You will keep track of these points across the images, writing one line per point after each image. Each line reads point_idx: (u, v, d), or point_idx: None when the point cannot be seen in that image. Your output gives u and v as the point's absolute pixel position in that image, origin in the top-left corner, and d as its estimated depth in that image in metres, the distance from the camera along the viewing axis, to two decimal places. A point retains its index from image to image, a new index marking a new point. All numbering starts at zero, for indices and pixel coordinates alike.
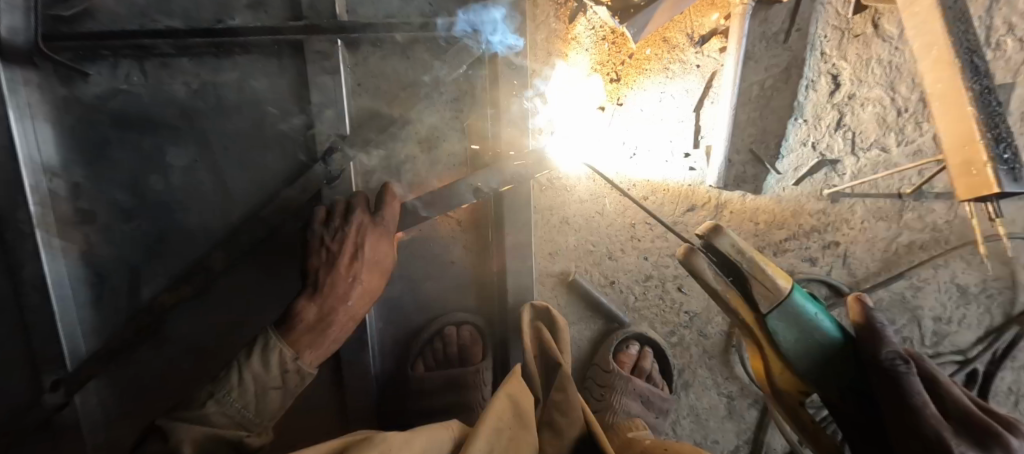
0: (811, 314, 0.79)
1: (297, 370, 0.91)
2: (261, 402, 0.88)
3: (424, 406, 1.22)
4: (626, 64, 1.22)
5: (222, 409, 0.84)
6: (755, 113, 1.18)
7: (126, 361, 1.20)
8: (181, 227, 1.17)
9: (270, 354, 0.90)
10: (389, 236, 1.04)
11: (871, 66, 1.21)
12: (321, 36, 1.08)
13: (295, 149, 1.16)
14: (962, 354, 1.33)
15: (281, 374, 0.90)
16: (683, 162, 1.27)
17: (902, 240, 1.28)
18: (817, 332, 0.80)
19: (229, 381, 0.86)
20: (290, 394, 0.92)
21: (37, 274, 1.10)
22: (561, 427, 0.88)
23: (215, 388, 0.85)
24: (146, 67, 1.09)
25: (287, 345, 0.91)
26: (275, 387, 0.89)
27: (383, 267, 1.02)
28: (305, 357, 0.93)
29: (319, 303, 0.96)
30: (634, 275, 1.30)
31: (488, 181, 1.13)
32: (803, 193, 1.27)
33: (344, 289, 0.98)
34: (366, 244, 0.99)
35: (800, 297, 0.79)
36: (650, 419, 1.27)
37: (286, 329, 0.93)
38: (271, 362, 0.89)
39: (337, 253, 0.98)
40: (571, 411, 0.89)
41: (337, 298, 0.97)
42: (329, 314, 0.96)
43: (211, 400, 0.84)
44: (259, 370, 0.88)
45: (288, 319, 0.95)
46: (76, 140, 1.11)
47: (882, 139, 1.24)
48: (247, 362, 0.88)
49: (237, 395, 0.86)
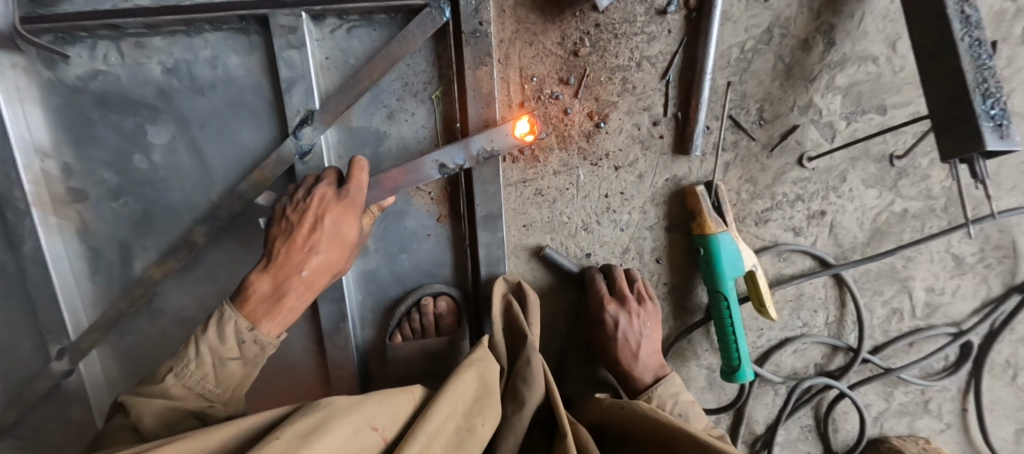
0: (709, 253, 1.16)
1: (255, 341, 0.93)
2: (219, 373, 0.91)
3: (400, 373, 1.27)
4: (606, 12, 1.12)
5: (181, 381, 0.89)
6: (734, 78, 1.16)
7: (125, 330, 1.31)
8: (164, 203, 1.24)
9: (184, 373, 0.89)
10: (357, 210, 0.99)
11: (863, 21, 1.12)
12: (287, 10, 1.06)
13: (268, 126, 1.19)
14: (956, 326, 1.29)
15: (238, 345, 0.92)
16: (652, 130, 1.20)
17: (894, 208, 1.23)
18: (705, 258, 1.18)
19: (187, 354, 0.91)
20: (250, 364, 0.94)
21: (38, 250, 1.22)
22: (525, 396, 0.96)
23: (174, 362, 0.91)
24: (122, 47, 1.13)
25: (242, 316, 0.92)
26: (232, 358, 0.92)
27: (343, 239, 0.97)
28: (263, 327, 0.93)
29: (273, 274, 0.94)
30: (610, 248, 1.28)
31: (454, 157, 1.08)
32: (787, 161, 1.21)
33: (298, 260, 0.94)
34: (327, 218, 0.94)
35: (715, 245, 1.15)
36: (625, 388, 1.28)
37: (239, 301, 0.93)
38: (203, 353, 0.90)
39: (296, 225, 0.95)
40: (533, 379, 0.98)
41: (290, 267, 0.94)
42: (284, 282, 0.93)
43: (171, 373, 0.90)
44: (215, 342, 0.91)
45: (242, 292, 0.94)
46: (62, 121, 1.18)
47: (875, 101, 1.18)
48: (178, 368, 0.90)
49: (194, 367, 0.90)
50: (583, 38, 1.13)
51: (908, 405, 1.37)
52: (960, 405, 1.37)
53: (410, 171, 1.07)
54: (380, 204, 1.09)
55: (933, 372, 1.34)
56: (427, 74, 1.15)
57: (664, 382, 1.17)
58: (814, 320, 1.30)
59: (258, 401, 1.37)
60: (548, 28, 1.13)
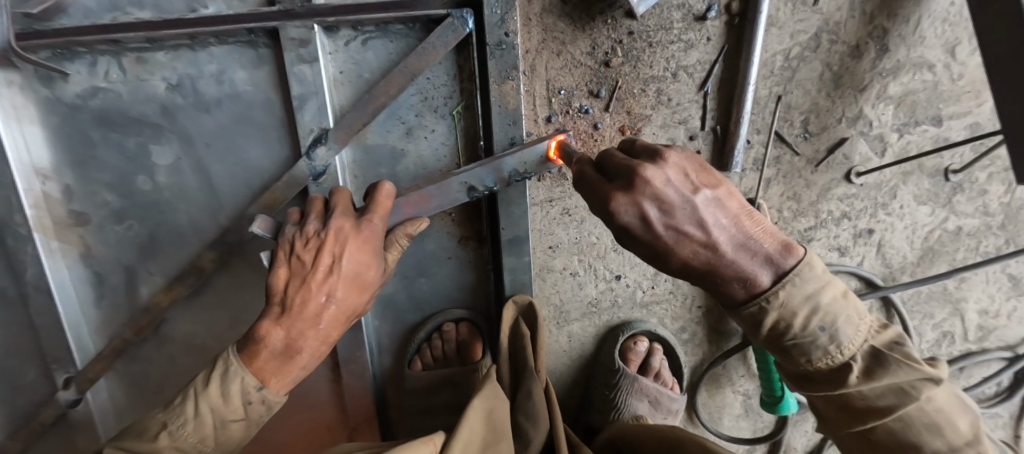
0: None
1: (261, 402, 0.81)
2: (220, 434, 0.79)
3: (422, 403, 1.22)
4: (641, 19, 1.03)
5: (176, 442, 0.76)
6: (778, 88, 1.07)
7: (131, 358, 1.25)
8: (171, 226, 1.17)
9: (181, 431, 0.77)
10: (377, 245, 0.90)
11: (921, 25, 1.03)
12: (297, 22, 0.99)
13: (280, 144, 1.12)
14: (1010, 350, 1.23)
15: (243, 405, 0.80)
16: (687, 145, 1.12)
17: (947, 226, 1.16)
18: None
19: (185, 411, 0.78)
20: (254, 425, 0.83)
21: (39, 277, 1.15)
22: (528, 435, 0.88)
23: (169, 419, 0.78)
24: (123, 62, 1.06)
25: (250, 373, 0.80)
26: (235, 419, 0.80)
27: (364, 280, 0.88)
28: (272, 386, 0.82)
29: (287, 327, 0.82)
30: (641, 269, 1.20)
31: (483, 179, 1.01)
32: (834, 176, 1.13)
33: (315, 310, 0.83)
34: (347, 257, 0.86)
35: None
36: (657, 419, 1.23)
37: (246, 355, 0.81)
38: (204, 413, 0.78)
39: (311, 268, 0.84)
40: (535, 414, 0.91)
41: (306, 319, 0.83)
42: (298, 339, 0.82)
43: (164, 432, 0.77)
44: (217, 402, 0.79)
45: (251, 344, 0.82)
46: (62, 141, 1.11)
47: (932, 111, 1.09)
48: (174, 427, 0.77)
49: (193, 427, 0.77)
50: (615, 47, 1.05)
51: None
52: (1011, 431, 1.30)
53: (434, 196, 1.00)
54: (410, 230, 0.98)
55: (984, 398, 1.27)
56: (447, 88, 1.07)
57: (790, 279, 0.63)
58: None
59: (273, 430, 1.31)
60: (578, 36, 1.04)
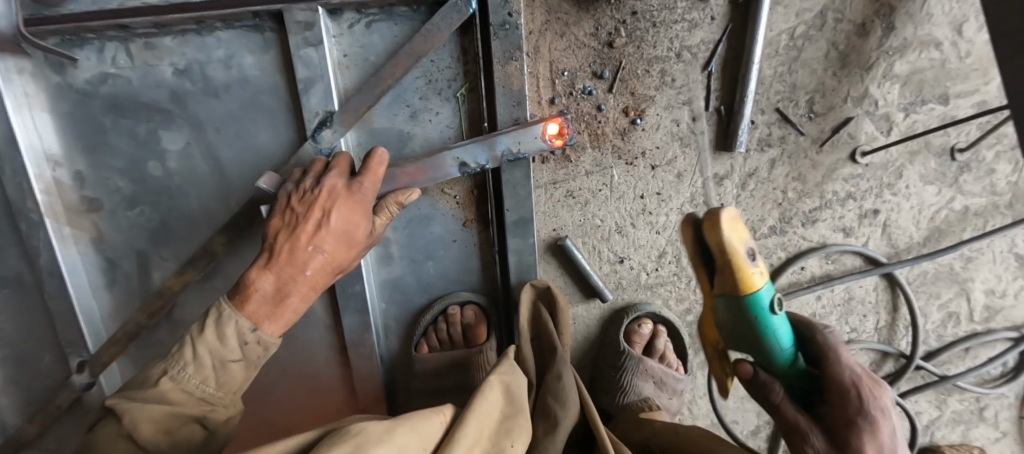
0: None
1: (257, 342, 0.82)
2: (220, 376, 0.81)
3: (427, 386, 1.23)
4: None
5: (179, 385, 0.78)
6: (783, 68, 1.07)
7: (144, 342, 1.27)
8: (180, 212, 1.19)
9: (182, 375, 0.78)
10: (367, 207, 0.91)
11: (927, 3, 1.02)
12: (302, 4, 0.99)
13: (286, 129, 1.13)
14: (1017, 329, 1.23)
15: (240, 347, 0.81)
16: (692, 126, 1.12)
17: (953, 206, 1.15)
18: None
19: (184, 356, 0.79)
20: (253, 366, 0.84)
21: (52, 262, 1.18)
22: (558, 417, 0.86)
23: (169, 365, 0.79)
24: (131, 48, 1.07)
25: (244, 316, 0.81)
26: (234, 360, 0.81)
27: (352, 238, 0.89)
28: (266, 328, 0.83)
29: (275, 272, 0.83)
30: (646, 251, 1.21)
31: (477, 156, 1.02)
32: (839, 156, 1.12)
33: (303, 258, 0.84)
34: (336, 213, 0.86)
35: None
36: (663, 400, 1.23)
37: (237, 300, 0.82)
38: (201, 356, 0.78)
39: (302, 218, 0.85)
40: (565, 397, 0.89)
41: (294, 266, 0.84)
42: (287, 284, 0.84)
43: (166, 377, 0.78)
44: (215, 344, 0.79)
45: (242, 289, 0.83)
46: (72, 128, 1.13)
47: (939, 89, 1.08)
48: (175, 371, 0.79)
49: (193, 369, 0.79)
50: (619, 28, 1.05)
51: (962, 413, 1.30)
52: (1017, 411, 1.30)
53: (427, 168, 1.01)
54: (401, 200, 0.95)
55: (990, 378, 1.27)
56: (452, 70, 1.08)
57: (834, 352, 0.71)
58: (864, 325, 1.23)
59: (282, 414, 1.34)
60: (581, 17, 1.05)
